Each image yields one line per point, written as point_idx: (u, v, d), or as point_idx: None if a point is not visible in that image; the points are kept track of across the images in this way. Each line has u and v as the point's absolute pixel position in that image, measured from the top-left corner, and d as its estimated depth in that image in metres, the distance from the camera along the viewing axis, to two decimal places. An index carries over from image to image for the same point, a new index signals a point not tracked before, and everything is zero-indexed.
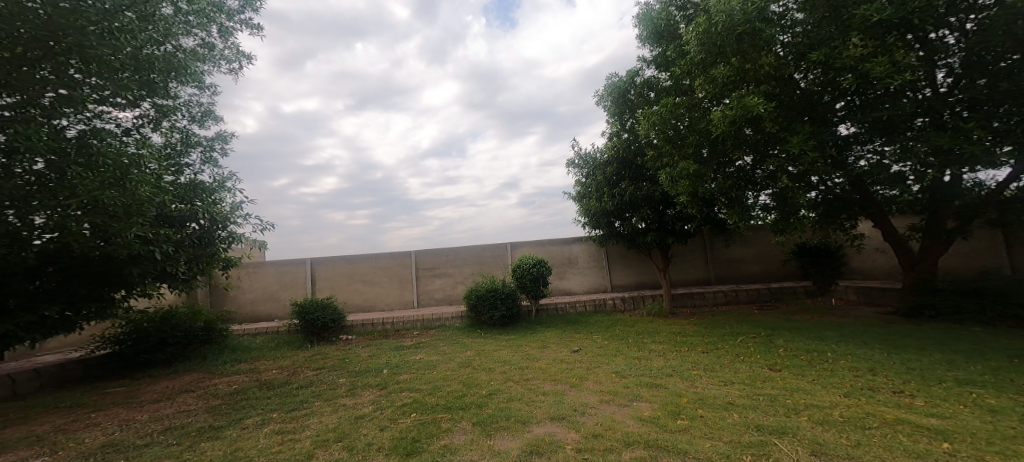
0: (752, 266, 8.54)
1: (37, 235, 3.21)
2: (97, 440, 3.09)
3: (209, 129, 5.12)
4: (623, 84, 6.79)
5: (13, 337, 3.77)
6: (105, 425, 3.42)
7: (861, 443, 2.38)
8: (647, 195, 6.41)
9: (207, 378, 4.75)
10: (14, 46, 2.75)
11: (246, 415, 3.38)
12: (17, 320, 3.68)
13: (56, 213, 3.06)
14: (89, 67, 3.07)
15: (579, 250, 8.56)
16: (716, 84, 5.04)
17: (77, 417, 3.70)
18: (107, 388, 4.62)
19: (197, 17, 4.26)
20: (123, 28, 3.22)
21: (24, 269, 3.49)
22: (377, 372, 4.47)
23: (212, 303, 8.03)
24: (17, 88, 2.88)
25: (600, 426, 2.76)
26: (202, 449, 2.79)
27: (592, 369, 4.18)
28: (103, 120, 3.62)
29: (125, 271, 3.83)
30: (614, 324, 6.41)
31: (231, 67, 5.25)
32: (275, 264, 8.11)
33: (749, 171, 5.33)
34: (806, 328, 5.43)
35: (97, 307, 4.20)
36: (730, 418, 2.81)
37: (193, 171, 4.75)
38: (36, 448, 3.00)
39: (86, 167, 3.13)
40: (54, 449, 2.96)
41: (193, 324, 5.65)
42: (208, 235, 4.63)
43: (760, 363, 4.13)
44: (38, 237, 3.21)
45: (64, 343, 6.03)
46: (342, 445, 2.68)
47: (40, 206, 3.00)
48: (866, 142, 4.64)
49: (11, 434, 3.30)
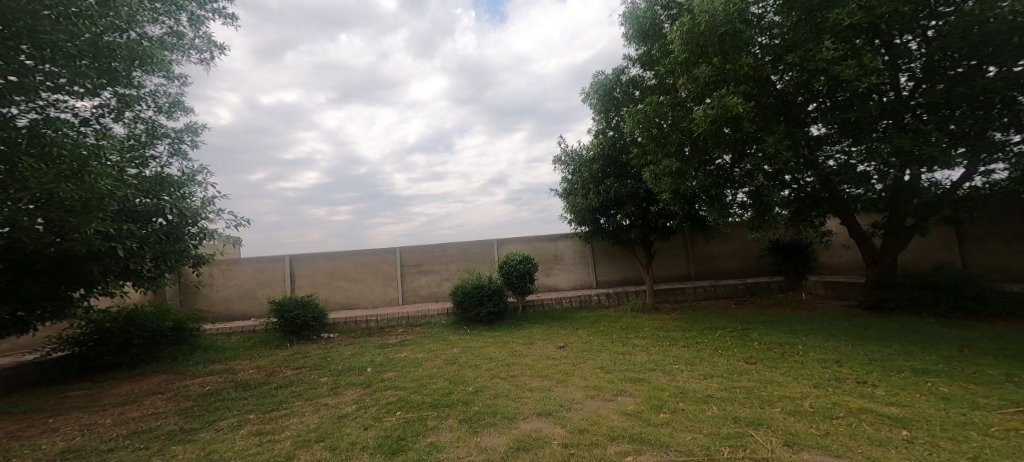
0: (729, 262, 8.78)
1: None
2: (57, 446, 2.94)
3: (178, 121, 4.92)
4: (609, 82, 6.84)
5: None
6: (65, 430, 3.25)
7: (829, 432, 2.48)
8: (631, 192, 6.52)
9: (177, 380, 4.58)
10: None
11: (223, 417, 3.28)
12: None
13: (8, 209, 2.90)
14: (42, 53, 2.92)
15: (565, 247, 8.63)
16: (698, 83, 5.13)
17: (34, 422, 3.51)
18: (68, 392, 4.39)
19: (165, 4, 4.08)
20: (81, 13, 3.06)
21: None
22: (361, 371, 4.40)
23: (183, 302, 7.73)
24: None
25: (584, 421, 2.80)
26: (172, 453, 2.69)
27: (578, 365, 4.23)
28: (58, 109, 3.44)
29: (84, 269, 3.63)
30: (598, 320, 6.49)
31: (203, 57, 5.04)
32: (253, 261, 7.88)
33: (728, 169, 5.46)
34: (779, 321, 5.62)
35: (55, 307, 3.97)
36: (709, 410, 2.89)
37: (160, 164, 4.56)
38: None
39: (38, 158, 3.01)
40: (8, 457, 2.81)
41: (161, 323, 5.41)
42: (177, 232, 4.44)
43: (737, 357, 4.26)
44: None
45: (17, 346, 5.71)
46: (325, 445, 2.63)
47: None
48: (836, 143, 4.84)
49: None
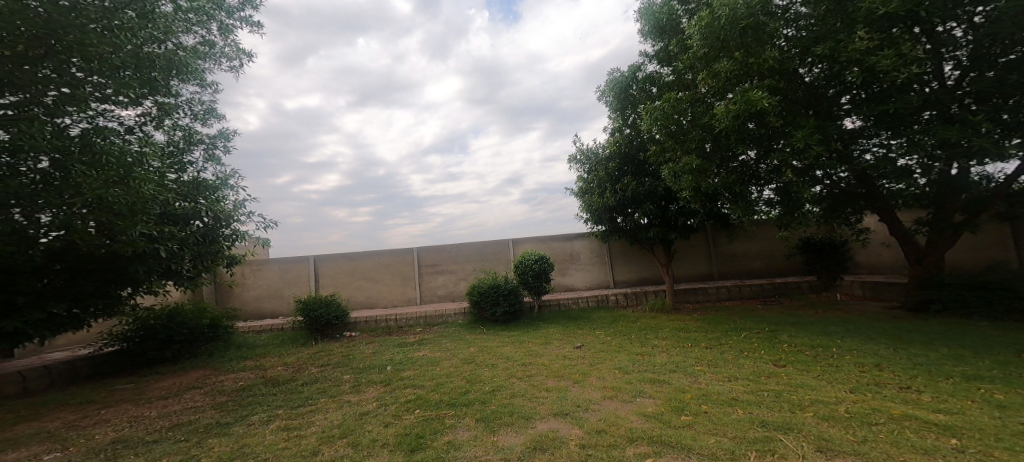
0: (755, 261, 8.50)
1: (42, 233, 3.22)
2: (107, 436, 3.13)
3: (212, 127, 5.14)
4: (626, 79, 6.72)
5: (22, 334, 3.67)
6: (114, 422, 3.46)
7: (868, 439, 2.37)
8: (649, 191, 6.36)
9: (213, 375, 4.79)
10: (16, 44, 2.77)
11: (254, 412, 3.41)
12: (27, 317, 3.57)
13: (60, 213, 3.10)
14: (90, 65, 3.11)
15: (581, 246, 8.55)
16: (719, 78, 4.99)
17: (87, 413, 3.75)
18: (116, 385, 4.67)
19: (197, 15, 4.25)
20: (122, 25, 3.25)
21: (32, 267, 3.54)
22: (380, 369, 4.49)
23: (217, 300, 8.10)
24: (20, 87, 2.91)
25: (603, 422, 2.76)
26: (209, 445, 2.82)
27: (596, 366, 4.18)
28: (106, 119, 3.66)
29: (131, 269, 3.84)
30: (616, 320, 6.41)
31: (232, 64, 5.24)
32: (279, 261, 8.16)
33: (753, 165, 5.28)
34: (811, 323, 5.39)
35: (105, 305, 4.21)
36: (735, 414, 2.81)
37: (196, 169, 4.78)
38: (49, 443, 3.07)
39: (88, 165, 3.22)
40: (66, 445, 3.01)
41: (199, 321, 5.69)
42: (212, 233, 4.67)
43: (765, 359, 4.13)
44: (45, 235, 3.25)
45: (72, 341, 6.11)
46: (348, 441, 2.69)
47: (46, 205, 3.04)
48: (872, 136, 4.61)
49: (23, 431, 3.36)
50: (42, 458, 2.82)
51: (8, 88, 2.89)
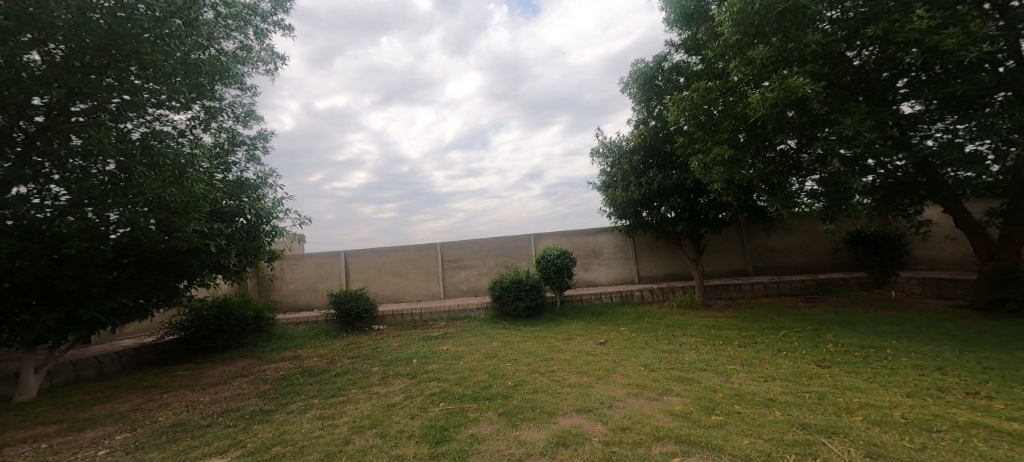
0: (796, 256, 8.10)
1: (112, 230, 3.54)
2: (169, 419, 3.39)
3: (252, 129, 5.39)
4: (650, 70, 6.49)
5: (98, 323, 4.03)
6: (174, 406, 3.73)
7: (927, 446, 2.22)
8: (677, 183, 6.19)
9: (257, 364, 5.07)
10: (82, 56, 3.10)
11: (292, 400, 3.58)
12: (99, 306, 3.86)
13: (126, 211, 3.38)
14: (146, 73, 3.37)
15: (604, 241, 8.43)
16: (753, 66, 4.74)
17: (151, 397, 4.06)
18: (175, 371, 5.04)
19: (235, 20, 4.43)
20: (172, 34, 3.42)
21: (104, 261, 3.87)
22: (406, 362, 4.60)
23: (259, 293, 8.56)
24: (88, 96, 3.25)
25: (627, 419, 2.73)
26: (254, 431, 2.99)
27: (620, 362, 4.12)
28: (161, 124, 3.92)
29: (186, 263, 4.25)
30: (642, 316, 6.28)
31: (268, 68, 5.46)
32: (312, 257, 8.50)
33: (794, 155, 5.03)
34: (863, 323, 5.08)
35: (167, 296, 4.53)
36: (771, 415, 2.70)
37: (240, 169, 5.05)
38: (120, 424, 3.35)
39: (149, 166, 3.48)
40: (135, 426, 3.28)
41: (245, 312, 6.02)
42: (254, 230, 4.96)
43: (808, 359, 3.94)
44: (113, 231, 3.54)
45: (139, 329, 6.64)
46: (376, 431, 2.79)
47: (113, 204, 3.38)
48: (936, 120, 4.30)
49: (98, 411, 3.70)
50: (113, 437, 3.07)
51: (79, 97, 3.25)
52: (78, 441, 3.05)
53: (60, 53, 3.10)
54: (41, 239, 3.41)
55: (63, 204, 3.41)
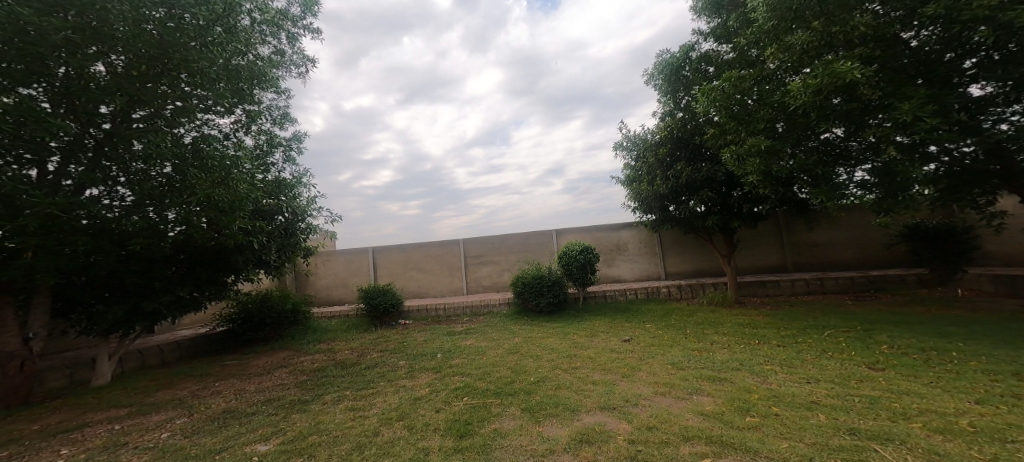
0: (843, 251, 7.66)
1: (170, 227, 3.82)
2: (220, 406, 3.60)
3: (288, 131, 5.62)
4: (677, 61, 6.26)
5: (160, 314, 4.38)
6: (224, 394, 3.96)
7: (999, 457, 2.06)
8: (707, 176, 5.98)
9: (295, 356, 5.30)
10: (139, 66, 3.36)
11: (327, 391, 3.73)
12: (160, 298, 4.29)
13: (182, 211, 3.59)
14: (195, 80, 3.61)
15: (629, 236, 8.28)
16: (792, 51, 4.53)
17: (206, 384, 4.34)
18: (225, 361, 5.36)
19: (269, 26, 4.63)
20: (215, 41, 3.63)
21: (164, 257, 4.22)
22: (432, 356, 4.69)
23: (297, 288, 8.97)
24: (147, 102, 3.57)
25: (654, 418, 2.67)
26: (293, 419, 3.14)
27: (646, 360, 4.04)
28: (209, 128, 4.15)
29: (233, 259, 4.55)
30: (669, 313, 6.12)
31: (300, 71, 5.65)
32: (343, 253, 8.80)
33: (840, 143, 4.70)
34: (922, 323, 4.75)
35: (218, 290, 4.82)
36: (814, 418, 2.58)
37: (278, 169, 5.29)
38: (179, 409, 3.60)
39: (200, 169, 3.72)
40: (190, 412, 3.51)
41: (284, 306, 6.31)
42: (292, 227, 5.22)
43: (859, 361, 3.73)
44: (172, 228, 3.82)
45: (195, 321, 7.13)
46: (403, 424, 2.86)
47: (171, 204, 3.61)
48: (1011, 103, 3.96)
49: (160, 397, 3.99)
50: (174, 422, 3.30)
51: (140, 105, 3.58)
52: (143, 424, 3.29)
53: (121, 63, 3.33)
54: (110, 237, 3.67)
55: (129, 204, 3.65)
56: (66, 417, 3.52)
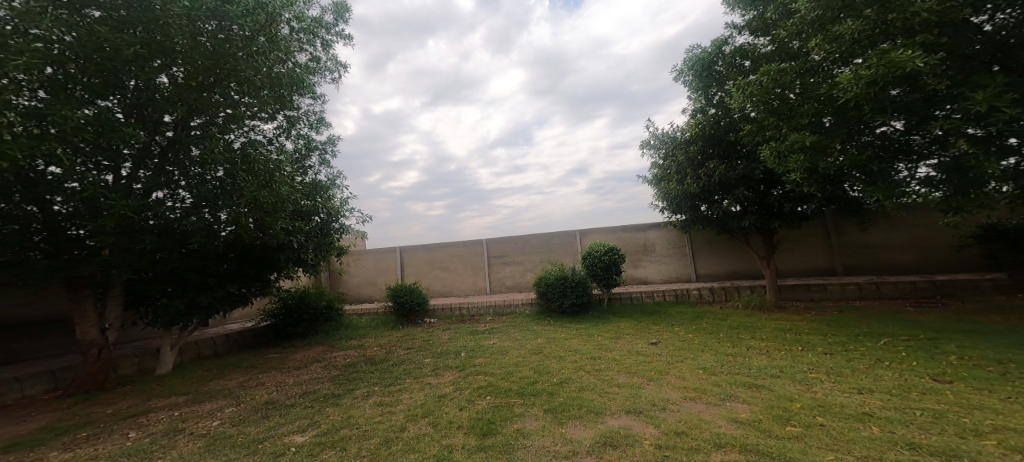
0: (900, 254, 7.11)
1: (222, 227, 4.05)
2: (263, 397, 3.78)
3: (323, 134, 5.83)
4: (707, 56, 6.07)
5: (214, 308, 4.69)
6: (267, 385, 4.16)
7: None
8: (742, 174, 5.75)
9: (329, 351, 5.50)
10: (197, 76, 3.65)
11: (358, 386, 3.85)
12: (214, 293, 4.59)
13: (232, 212, 3.88)
14: (242, 88, 3.86)
15: (657, 237, 8.09)
16: (841, 41, 4.21)
17: (251, 376, 4.57)
18: (267, 354, 5.63)
19: (306, 34, 4.81)
20: (259, 51, 3.83)
21: (217, 254, 4.50)
22: (456, 355, 4.75)
23: (331, 285, 9.31)
24: (203, 111, 3.81)
25: (683, 423, 2.60)
26: (328, 412, 3.26)
27: (675, 364, 3.94)
28: (255, 133, 4.37)
29: (276, 257, 4.80)
30: (699, 317, 5.93)
31: (334, 76, 5.84)
32: (373, 252, 9.05)
33: (900, 137, 4.36)
34: (992, 333, 4.38)
35: (262, 287, 5.08)
36: (866, 430, 2.44)
37: (314, 172, 5.49)
38: (228, 398, 3.81)
39: (247, 172, 3.96)
40: (237, 401, 3.71)
41: (319, 303, 6.55)
42: (327, 227, 5.43)
43: (923, 373, 3.47)
44: (224, 228, 4.05)
45: (244, 314, 7.55)
46: (428, 421, 2.91)
47: (223, 205, 3.87)
48: None
49: (212, 386, 4.24)
50: (224, 410, 3.50)
51: (197, 114, 3.82)
52: (197, 412, 3.49)
53: (181, 74, 3.61)
54: (173, 237, 3.92)
55: (188, 206, 3.86)
56: (134, 402, 3.80)
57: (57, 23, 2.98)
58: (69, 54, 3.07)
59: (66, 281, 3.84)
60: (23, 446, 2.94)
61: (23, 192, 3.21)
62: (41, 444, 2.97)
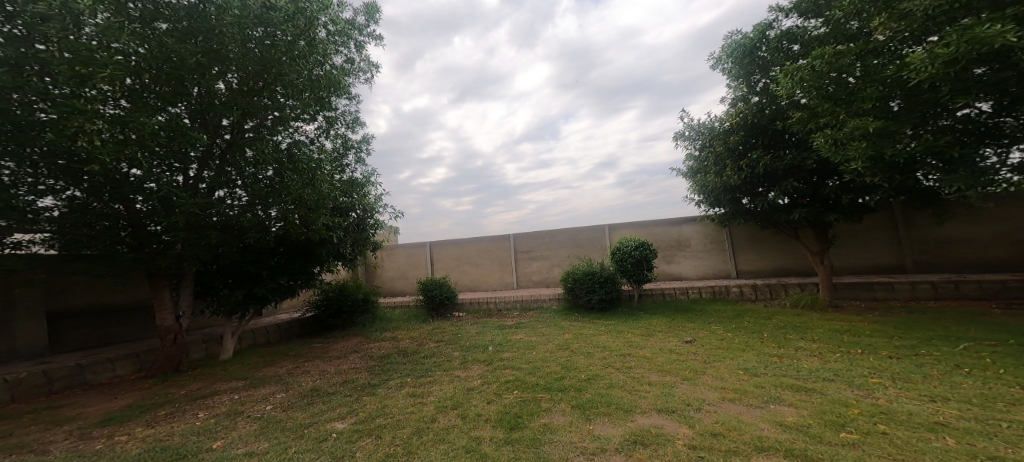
0: (990, 249, 6.20)
1: (272, 222, 4.26)
2: (308, 384, 3.99)
3: (358, 134, 6.02)
4: (750, 42, 5.75)
5: (267, 300, 5.01)
6: (311, 374, 4.38)
7: None
8: (790, 165, 5.43)
9: (365, 342, 5.71)
10: (249, 81, 3.85)
11: (392, 377, 3.98)
12: (268, 286, 4.90)
13: (281, 209, 4.10)
14: (286, 91, 4.06)
15: (691, 232, 7.85)
16: (911, 18, 3.75)
17: (299, 364, 4.82)
18: (312, 343, 5.93)
19: (341, 36, 4.94)
20: (299, 55, 4.00)
21: (269, 249, 4.80)
22: (483, 349, 4.80)
23: (366, 279, 9.66)
24: (256, 114, 4.03)
25: (719, 425, 2.51)
26: (365, 401, 3.40)
27: (712, 363, 3.82)
28: (298, 134, 4.56)
29: (319, 251, 5.06)
30: (739, 315, 5.72)
31: (367, 77, 6.00)
32: (405, 247, 9.29)
33: (985, 119, 3.86)
34: None
35: (306, 280, 5.34)
36: (938, 441, 2.26)
37: (351, 170, 5.67)
38: (279, 384, 4.04)
39: (293, 172, 4.17)
40: (287, 388, 3.92)
41: (357, 296, 6.80)
42: (362, 223, 5.60)
43: (1010, 381, 3.14)
44: (274, 224, 4.27)
45: (293, 304, 8.00)
46: (457, 413, 2.96)
47: (274, 203, 4.09)
48: None
49: (265, 372, 4.51)
50: (276, 396, 3.71)
51: (251, 117, 4.06)
52: (253, 396, 3.73)
53: (236, 80, 3.82)
54: (233, 232, 4.21)
55: (244, 203, 4.13)
56: (203, 384, 4.12)
57: (133, 37, 3.26)
58: (144, 65, 3.34)
59: (149, 271, 4.23)
60: (114, 421, 3.25)
61: (111, 192, 3.70)
62: (129, 420, 3.27)
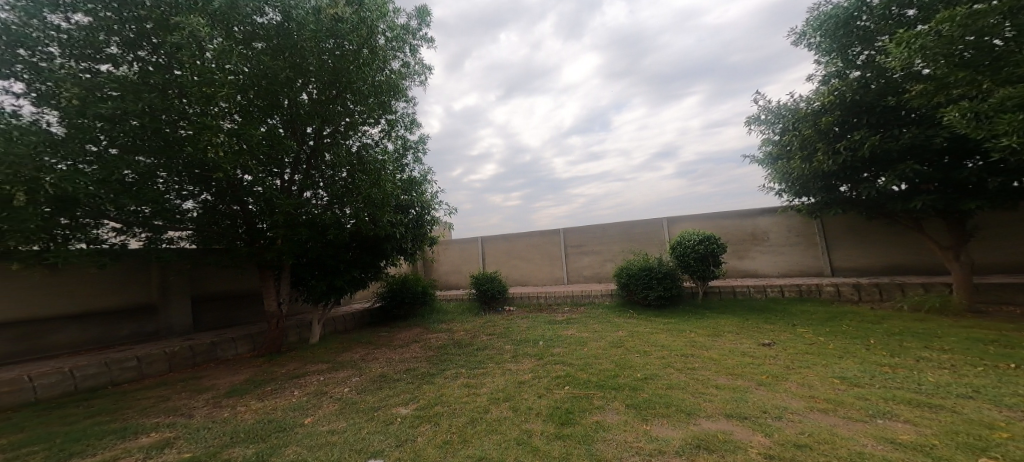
0: None
1: (347, 220, 4.54)
2: (378, 370, 4.26)
3: (416, 134, 6.26)
4: (844, 13, 5.11)
5: (346, 290, 5.45)
6: (381, 361, 4.67)
7: None
8: (900, 146, 4.76)
9: (425, 333, 5.98)
10: (328, 90, 4.23)
11: (449, 367, 4.14)
12: (344, 277, 5.32)
13: (354, 208, 4.39)
14: (357, 97, 4.37)
15: (767, 224, 7.30)
16: None
17: (371, 351, 5.17)
18: (381, 332, 6.33)
19: (397, 41, 5.14)
20: (365, 63, 4.25)
21: (346, 243, 5.19)
22: (534, 343, 4.83)
23: (425, 272, 10.09)
24: (333, 121, 4.43)
25: (807, 436, 2.32)
26: (427, 388, 3.56)
27: (795, 369, 3.53)
28: (365, 138, 4.82)
29: (386, 246, 5.35)
30: (835, 317, 5.23)
31: (422, 79, 6.22)
32: (458, 242, 9.57)
33: None
34: None
35: (373, 273, 5.71)
36: None
37: (411, 170, 5.92)
38: (356, 369, 4.36)
39: (363, 172, 4.48)
40: (362, 372, 4.22)
41: (416, 288, 7.13)
42: (421, 220, 5.80)
43: None
44: (349, 221, 4.55)
45: (365, 294, 8.56)
46: (509, 405, 3.01)
47: (350, 202, 4.38)
48: None
49: (343, 357, 4.88)
50: (355, 380, 4.00)
51: (330, 124, 4.45)
52: (335, 379, 4.06)
53: (314, 91, 4.22)
54: (318, 229, 4.50)
55: (325, 202, 4.51)
56: (298, 365, 4.56)
57: (241, 58, 3.66)
58: (248, 82, 3.76)
59: (260, 264, 4.71)
60: (237, 393, 3.70)
61: (232, 196, 4.14)
62: (245, 393, 3.70)
